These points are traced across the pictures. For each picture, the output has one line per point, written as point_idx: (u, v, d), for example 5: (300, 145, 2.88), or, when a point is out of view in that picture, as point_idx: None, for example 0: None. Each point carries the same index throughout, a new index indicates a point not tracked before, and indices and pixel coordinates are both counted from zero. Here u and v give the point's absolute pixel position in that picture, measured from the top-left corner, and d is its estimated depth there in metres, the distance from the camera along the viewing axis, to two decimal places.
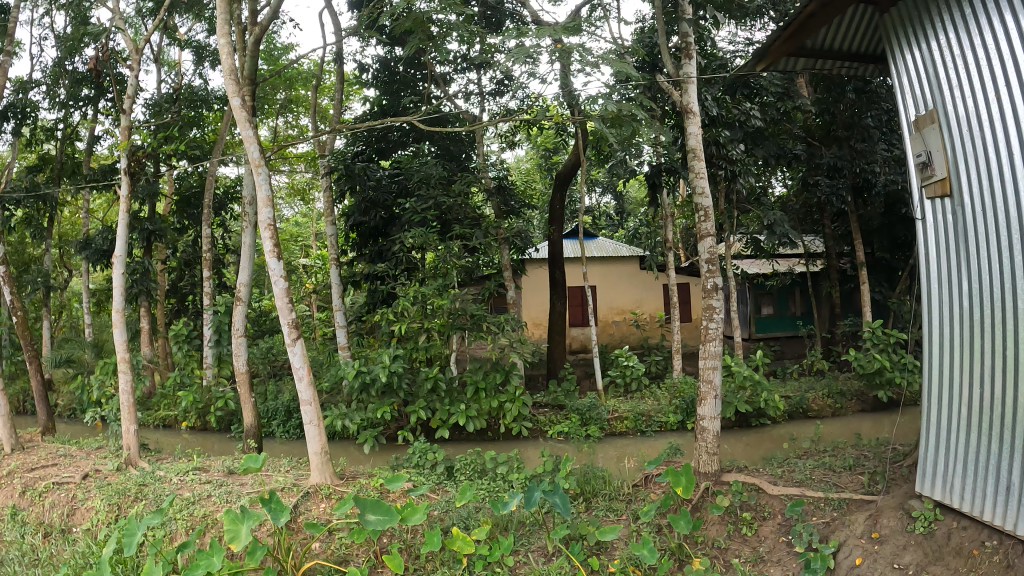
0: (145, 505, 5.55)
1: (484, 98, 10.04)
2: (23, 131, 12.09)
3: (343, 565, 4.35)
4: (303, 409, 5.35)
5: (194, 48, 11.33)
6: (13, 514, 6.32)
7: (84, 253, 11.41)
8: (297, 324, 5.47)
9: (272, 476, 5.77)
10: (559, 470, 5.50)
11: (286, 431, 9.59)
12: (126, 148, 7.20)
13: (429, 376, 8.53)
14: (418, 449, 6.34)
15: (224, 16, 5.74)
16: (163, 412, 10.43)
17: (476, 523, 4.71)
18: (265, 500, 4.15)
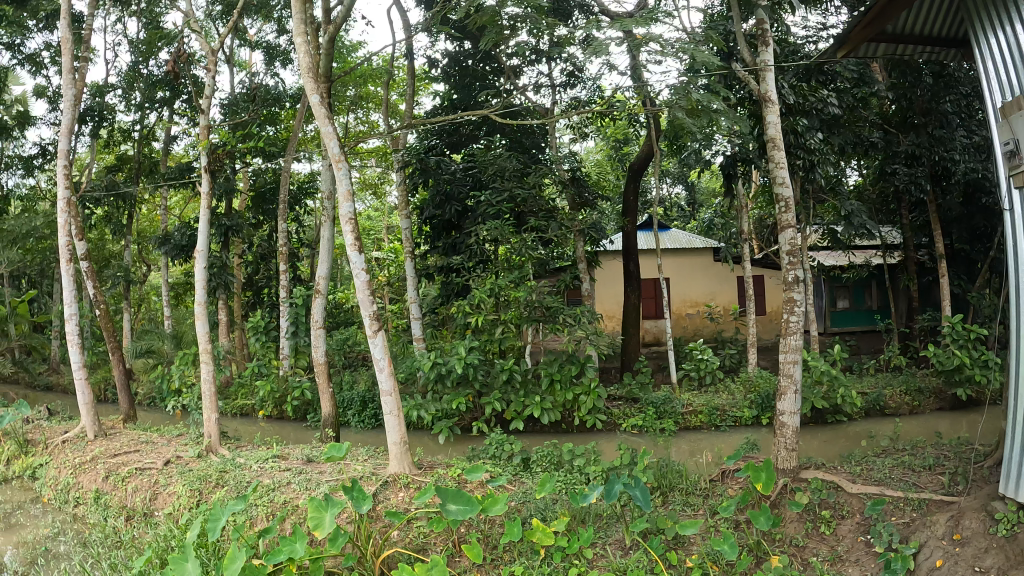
0: (226, 491, 5.73)
1: (554, 91, 9.92)
2: (101, 134, 12.62)
3: (422, 553, 4.42)
4: (383, 399, 5.41)
5: (265, 49, 11.60)
6: (98, 497, 6.73)
7: (164, 249, 11.79)
8: (379, 316, 5.54)
9: (350, 464, 5.91)
10: (637, 461, 5.40)
11: (362, 421, 9.78)
12: (206, 147, 7.36)
13: (505, 368, 8.62)
14: (494, 441, 6.35)
15: (300, 15, 5.83)
16: (241, 401, 10.73)
17: (553, 515, 4.69)
18: (346, 488, 4.23)
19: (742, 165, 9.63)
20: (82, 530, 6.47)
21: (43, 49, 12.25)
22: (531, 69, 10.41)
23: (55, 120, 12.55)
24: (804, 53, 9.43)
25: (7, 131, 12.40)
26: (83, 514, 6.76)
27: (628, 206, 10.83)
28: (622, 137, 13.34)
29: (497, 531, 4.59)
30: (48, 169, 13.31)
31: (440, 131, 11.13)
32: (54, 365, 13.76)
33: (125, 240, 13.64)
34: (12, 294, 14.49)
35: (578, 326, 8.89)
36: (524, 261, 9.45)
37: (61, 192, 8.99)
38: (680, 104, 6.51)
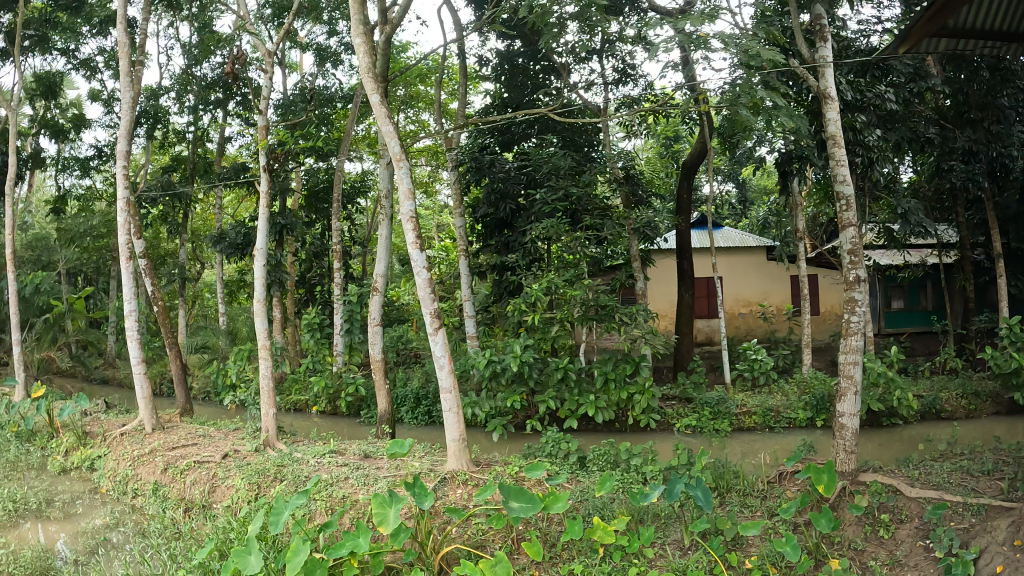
0: (285, 486, 5.93)
1: (606, 88, 9.87)
2: (156, 136, 13.06)
3: (480, 550, 4.51)
4: (443, 397, 5.46)
5: (316, 50, 11.90)
6: (156, 489, 6.98)
7: (219, 247, 12.16)
8: (439, 313, 5.62)
9: (407, 461, 6.07)
10: (694, 461, 5.45)
11: (415, 417, 10.19)
12: (263, 147, 8.07)
13: (559, 368, 8.79)
14: (551, 439, 6.43)
15: (357, 15, 6.10)
16: (295, 396, 11.07)
17: (611, 514, 4.76)
18: (409, 485, 4.33)
19: (798, 163, 9.58)
20: (141, 521, 6.67)
21: (97, 53, 12.56)
22: (583, 68, 10.40)
23: (110, 123, 12.89)
24: (859, 49, 9.26)
25: (64, 134, 12.74)
26: (142, 505, 6.98)
27: (682, 205, 10.81)
28: (672, 134, 13.24)
29: (555, 530, 4.64)
30: (103, 170, 13.65)
31: (493, 129, 11.19)
32: (110, 359, 14.19)
33: (180, 238, 14.03)
34: (70, 291, 14.97)
35: (634, 324, 9.05)
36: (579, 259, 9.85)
37: (120, 192, 9.27)
38: (738, 102, 6.51)
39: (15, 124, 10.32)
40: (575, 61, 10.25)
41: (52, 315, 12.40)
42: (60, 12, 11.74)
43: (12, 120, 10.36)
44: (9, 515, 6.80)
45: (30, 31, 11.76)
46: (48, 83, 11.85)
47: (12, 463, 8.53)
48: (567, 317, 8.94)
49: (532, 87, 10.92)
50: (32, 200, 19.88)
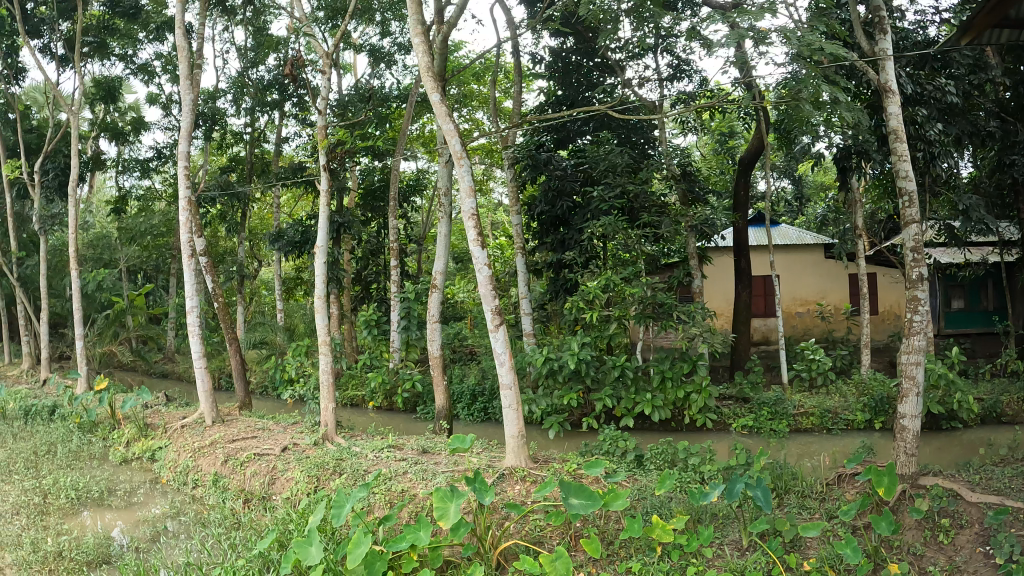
0: (345, 478, 6.19)
1: (661, 84, 9.82)
2: (215, 137, 13.46)
3: (538, 546, 4.67)
4: (503, 393, 5.90)
5: (371, 51, 12.34)
6: (217, 480, 7.30)
7: (278, 245, 13.03)
8: (499, 310, 6.03)
9: (463, 457, 6.37)
10: (751, 461, 5.75)
11: (471, 414, 11.51)
12: (324, 147, 8.64)
13: (616, 365, 9.47)
14: (609, 438, 6.99)
15: (417, 15, 6.57)
16: (352, 393, 12.09)
17: (669, 513, 4.98)
18: (470, 480, 4.54)
19: (857, 158, 9.48)
20: (200, 510, 6.90)
21: (156, 59, 12.90)
22: (636, 64, 10.37)
23: (169, 126, 13.24)
24: (918, 41, 9.09)
25: (124, 136, 13.09)
26: (202, 495, 7.25)
27: (739, 202, 10.76)
28: (728, 129, 13.04)
29: (612, 528, 4.83)
30: (163, 171, 14.01)
31: (549, 127, 11.51)
32: (170, 354, 14.66)
33: (240, 236, 14.49)
34: (132, 288, 15.48)
35: (694, 323, 9.49)
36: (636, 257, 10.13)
37: (182, 192, 9.61)
38: (801, 96, 6.49)
39: (77, 127, 10.59)
40: (628, 58, 10.24)
41: (114, 310, 12.77)
42: (118, 19, 12.06)
43: (73, 125, 10.61)
44: (71, 502, 6.92)
45: (90, 38, 11.94)
46: (107, 88, 12.08)
47: (77, 452, 8.58)
48: (624, 313, 9.47)
49: (585, 84, 10.93)
50: (95, 200, 20.70)
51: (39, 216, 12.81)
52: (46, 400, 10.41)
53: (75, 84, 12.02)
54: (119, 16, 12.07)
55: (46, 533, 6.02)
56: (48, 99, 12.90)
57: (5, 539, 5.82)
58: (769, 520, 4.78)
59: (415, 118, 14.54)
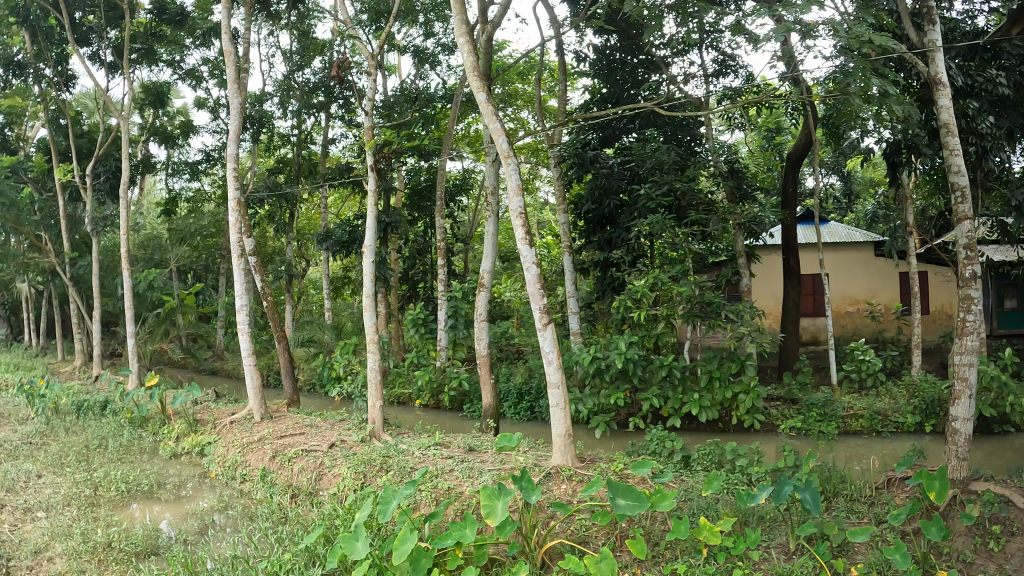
0: (392, 476, 6.40)
1: (706, 81, 9.76)
2: (263, 139, 13.93)
3: (584, 545, 4.83)
4: (552, 391, 6.15)
5: (415, 52, 12.47)
6: (265, 475, 7.50)
7: (326, 245, 13.41)
8: (548, 309, 6.25)
9: (510, 456, 6.66)
10: (801, 463, 5.80)
11: (518, 413, 11.66)
12: (372, 147, 8.85)
13: (664, 365, 9.52)
14: (656, 438, 7.09)
15: (460, 15, 6.68)
16: (398, 390, 12.55)
17: (716, 514, 5.08)
18: (516, 479, 4.69)
19: (907, 152, 9.28)
20: (248, 505, 7.07)
21: (202, 63, 13.19)
22: (681, 60, 10.33)
23: (217, 129, 13.54)
24: (968, 32, 8.87)
25: (173, 140, 13.43)
26: (250, 490, 7.44)
27: (788, 198, 10.63)
28: (774, 125, 12.82)
29: (658, 529, 4.92)
30: (212, 173, 14.35)
31: (595, 126, 11.52)
32: (218, 351, 15.00)
33: (288, 236, 14.80)
34: (182, 287, 15.90)
35: (742, 321, 9.60)
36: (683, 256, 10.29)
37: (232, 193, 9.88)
38: (852, 89, 6.41)
39: (127, 131, 10.84)
40: (672, 54, 10.19)
41: (164, 309, 13.12)
42: (165, 26, 12.39)
43: (123, 129, 10.89)
44: (121, 494, 7.13)
45: (137, 44, 12.13)
46: (156, 93, 12.39)
47: (127, 446, 8.85)
48: (671, 312, 9.59)
49: (630, 82, 10.92)
50: (143, 201, 21.27)
51: (91, 217, 13.19)
52: (97, 396, 10.69)
53: (125, 90, 12.33)
54: (166, 22, 12.27)
55: (97, 524, 6.22)
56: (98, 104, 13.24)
57: (58, 529, 6.00)
58: (817, 523, 4.75)
59: (460, 118, 14.67)
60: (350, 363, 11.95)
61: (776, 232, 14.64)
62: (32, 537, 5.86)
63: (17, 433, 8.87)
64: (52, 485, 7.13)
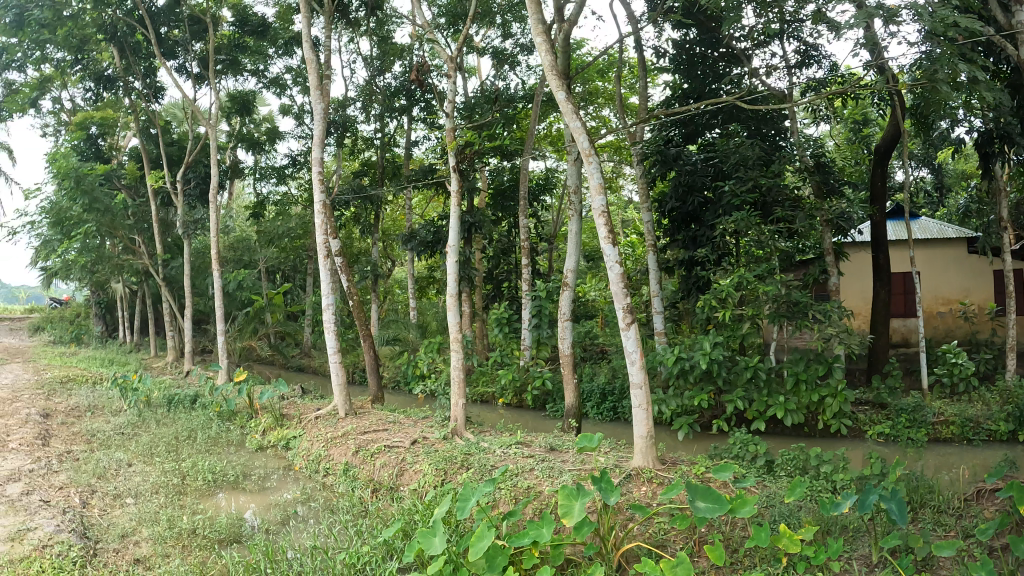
0: (475, 473, 6.52)
1: (789, 73, 9.42)
2: (349, 143, 14.33)
3: (661, 549, 4.82)
4: (634, 392, 6.10)
5: (494, 53, 12.55)
6: (348, 469, 7.72)
7: (411, 245, 13.63)
8: (631, 309, 6.24)
9: (593, 456, 6.66)
10: (887, 472, 5.53)
11: (600, 413, 11.60)
12: (453, 149, 8.97)
13: (749, 366, 9.24)
14: (739, 441, 6.91)
15: (536, 15, 6.68)
16: (482, 389, 12.71)
17: (797, 522, 4.99)
18: (596, 479, 4.61)
19: (1001, 141, 8.75)
20: (330, 497, 7.28)
21: (285, 72, 13.65)
22: (763, 52, 10.02)
23: (302, 134, 13.99)
24: None
25: (260, 146, 13.98)
26: (332, 483, 7.67)
27: (875, 194, 10.33)
28: (862, 117, 12.30)
29: (738, 535, 4.88)
30: (298, 177, 14.86)
31: (677, 122, 11.25)
32: (305, 349, 15.53)
33: (374, 237, 15.17)
34: (272, 287, 16.52)
35: (829, 322, 9.23)
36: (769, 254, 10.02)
37: (317, 196, 10.18)
38: (942, 77, 6.07)
39: (214, 138, 11.28)
40: (753, 45, 9.87)
41: (253, 308, 13.62)
42: (248, 36, 12.93)
43: (212, 137, 11.35)
44: (207, 484, 7.44)
45: (221, 55, 12.80)
46: (241, 101, 12.92)
47: (215, 439, 9.23)
48: (757, 312, 9.29)
49: (711, 76, 10.64)
50: (234, 206, 22.19)
51: (183, 220, 13.83)
52: (188, 390, 11.22)
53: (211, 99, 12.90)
54: (248, 33, 12.84)
55: (184, 511, 6.52)
56: (186, 113, 13.87)
57: (146, 515, 6.32)
58: (900, 536, 4.54)
59: (542, 117, 14.67)
60: (434, 361, 12.13)
61: (865, 229, 14.02)
62: (120, 522, 6.15)
63: (110, 424, 9.37)
64: (142, 473, 7.50)
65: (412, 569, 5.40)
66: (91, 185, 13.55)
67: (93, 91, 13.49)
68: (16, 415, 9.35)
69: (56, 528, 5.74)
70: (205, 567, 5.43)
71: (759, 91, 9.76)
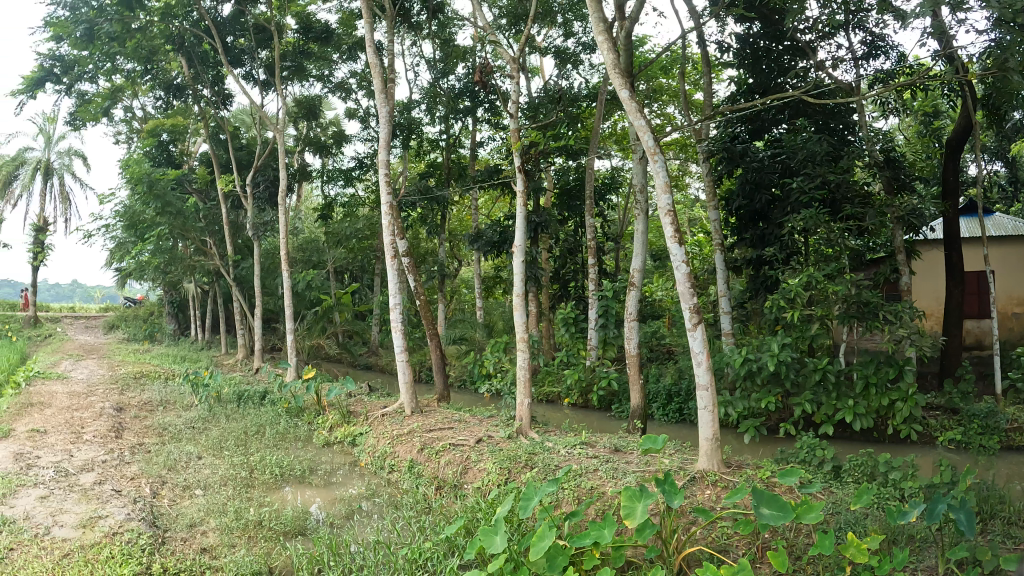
0: (538, 472, 6.55)
1: (855, 65, 9.10)
2: (415, 145, 14.53)
3: (724, 554, 4.82)
4: (700, 394, 6.00)
5: (557, 53, 12.55)
6: (413, 467, 7.86)
7: (478, 245, 13.75)
8: (699, 309, 6.14)
9: (659, 458, 6.61)
10: (958, 480, 5.21)
11: (665, 414, 11.44)
12: (518, 148, 9.00)
13: (817, 368, 8.97)
14: (807, 445, 6.71)
15: (597, 14, 6.68)
16: (548, 389, 12.71)
17: (864, 531, 4.86)
18: (660, 481, 4.55)
19: None
20: (394, 494, 7.42)
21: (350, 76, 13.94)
22: (829, 44, 9.72)
23: (368, 137, 14.28)
24: None
25: (327, 149, 14.34)
26: (397, 480, 7.81)
27: (948, 188, 10.02)
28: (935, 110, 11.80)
29: (803, 542, 4.83)
30: (365, 179, 15.18)
31: (742, 118, 10.95)
32: (373, 347, 15.87)
33: (440, 237, 15.37)
34: (341, 287, 16.91)
35: (901, 323, 8.89)
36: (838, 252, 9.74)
37: (384, 198, 10.37)
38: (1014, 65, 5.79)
39: (282, 142, 11.60)
40: (818, 37, 9.58)
41: (322, 307, 13.97)
42: (314, 42, 13.30)
43: (280, 142, 11.67)
44: (275, 478, 7.68)
45: (288, 62, 13.22)
46: (308, 106, 13.28)
47: (283, 434, 9.51)
48: (826, 312, 9.01)
49: (776, 70, 10.38)
50: (304, 208, 22.80)
51: (253, 222, 14.30)
52: (257, 387, 11.59)
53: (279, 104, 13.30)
54: (312, 40, 13.30)
55: (251, 504, 6.76)
56: (254, 119, 14.32)
57: (215, 506, 6.57)
58: (968, 547, 4.34)
59: (607, 116, 14.58)
60: (500, 361, 12.21)
61: (936, 226, 13.44)
62: (190, 512, 6.41)
63: (182, 419, 9.76)
64: (211, 466, 7.81)
65: (473, 566, 5.41)
66: (163, 189, 14.14)
67: (163, 99, 14.15)
68: (92, 409, 9.86)
69: (127, 516, 6.02)
70: (270, 558, 5.60)
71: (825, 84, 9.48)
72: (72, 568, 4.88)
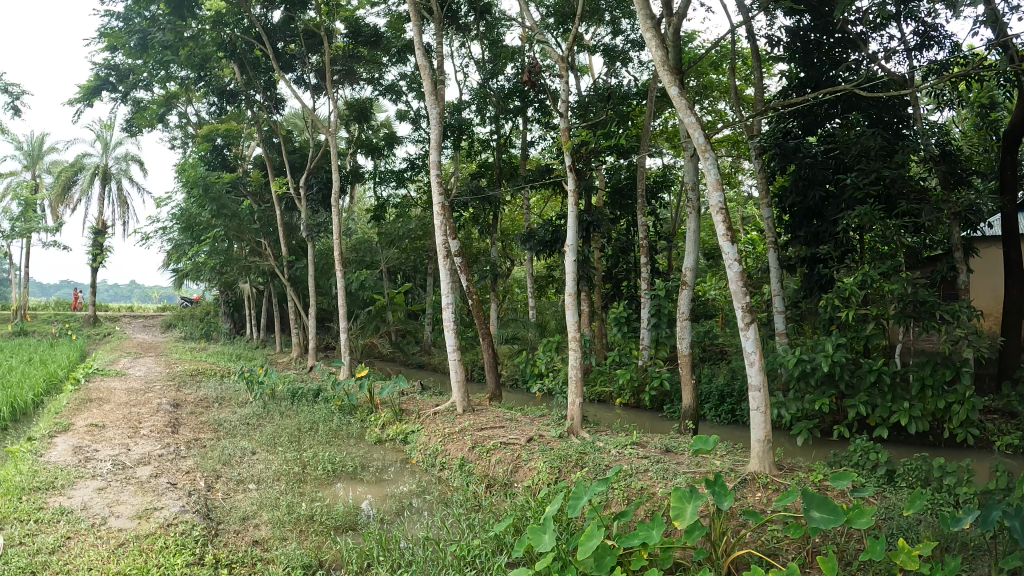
0: (588, 472, 6.54)
1: (908, 56, 8.84)
2: (466, 145, 14.66)
3: (773, 558, 4.75)
4: (752, 395, 5.91)
5: (605, 51, 12.52)
6: (463, 464, 7.96)
7: (530, 244, 13.81)
8: (751, 309, 6.05)
9: (710, 459, 6.56)
10: (1014, 486, 5.01)
11: (718, 415, 11.29)
12: (569, 148, 8.99)
13: (873, 369, 8.74)
14: (861, 448, 6.58)
15: (644, 12, 6.65)
16: (599, 388, 12.67)
17: (916, 537, 4.74)
18: (709, 483, 4.50)
19: None
20: (444, 491, 7.52)
21: (399, 79, 14.13)
22: (881, 36, 9.46)
23: (419, 138, 14.47)
24: None
25: (379, 150, 14.58)
26: (448, 477, 7.90)
27: (1005, 182, 9.69)
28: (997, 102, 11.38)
29: (853, 548, 4.72)
30: (417, 180, 15.37)
31: (795, 113, 10.68)
32: (427, 346, 16.07)
33: (493, 237, 15.47)
34: (394, 287, 17.15)
35: (957, 323, 8.61)
36: (895, 250, 9.47)
37: (436, 198, 10.49)
38: None
39: (335, 145, 11.83)
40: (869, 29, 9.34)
41: (375, 307, 14.20)
42: (364, 46, 13.54)
43: (331, 144, 11.89)
44: (327, 474, 7.85)
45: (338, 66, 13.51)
46: (358, 109, 13.54)
47: (336, 431, 9.71)
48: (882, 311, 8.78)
49: (828, 63, 10.15)
50: (359, 208, 23.16)
51: (308, 224, 14.63)
52: (312, 384, 11.84)
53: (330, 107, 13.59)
54: (362, 44, 13.58)
55: (303, 498, 6.92)
56: (307, 122, 14.65)
57: (268, 500, 6.76)
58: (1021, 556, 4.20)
59: (658, 114, 14.48)
60: (552, 360, 12.23)
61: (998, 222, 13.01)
62: (242, 505, 6.61)
63: (236, 416, 10.03)
64: (265, 461, 8.03)
65: (520, 564, 5.43)
66: (218, 192, 14.56)
67: (217, 104, 14.63)
68: (150, 405, 10.22)
69: (182, 508, 6.24)
70: (321, 551, 5.73)
71: (878, 77, 9.23)
72: (127, 557, 5.09)
